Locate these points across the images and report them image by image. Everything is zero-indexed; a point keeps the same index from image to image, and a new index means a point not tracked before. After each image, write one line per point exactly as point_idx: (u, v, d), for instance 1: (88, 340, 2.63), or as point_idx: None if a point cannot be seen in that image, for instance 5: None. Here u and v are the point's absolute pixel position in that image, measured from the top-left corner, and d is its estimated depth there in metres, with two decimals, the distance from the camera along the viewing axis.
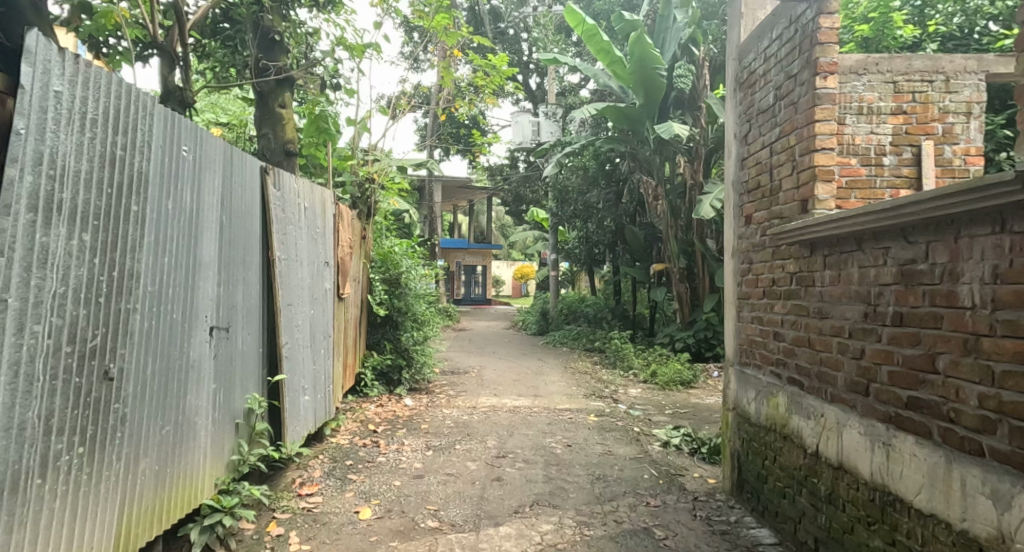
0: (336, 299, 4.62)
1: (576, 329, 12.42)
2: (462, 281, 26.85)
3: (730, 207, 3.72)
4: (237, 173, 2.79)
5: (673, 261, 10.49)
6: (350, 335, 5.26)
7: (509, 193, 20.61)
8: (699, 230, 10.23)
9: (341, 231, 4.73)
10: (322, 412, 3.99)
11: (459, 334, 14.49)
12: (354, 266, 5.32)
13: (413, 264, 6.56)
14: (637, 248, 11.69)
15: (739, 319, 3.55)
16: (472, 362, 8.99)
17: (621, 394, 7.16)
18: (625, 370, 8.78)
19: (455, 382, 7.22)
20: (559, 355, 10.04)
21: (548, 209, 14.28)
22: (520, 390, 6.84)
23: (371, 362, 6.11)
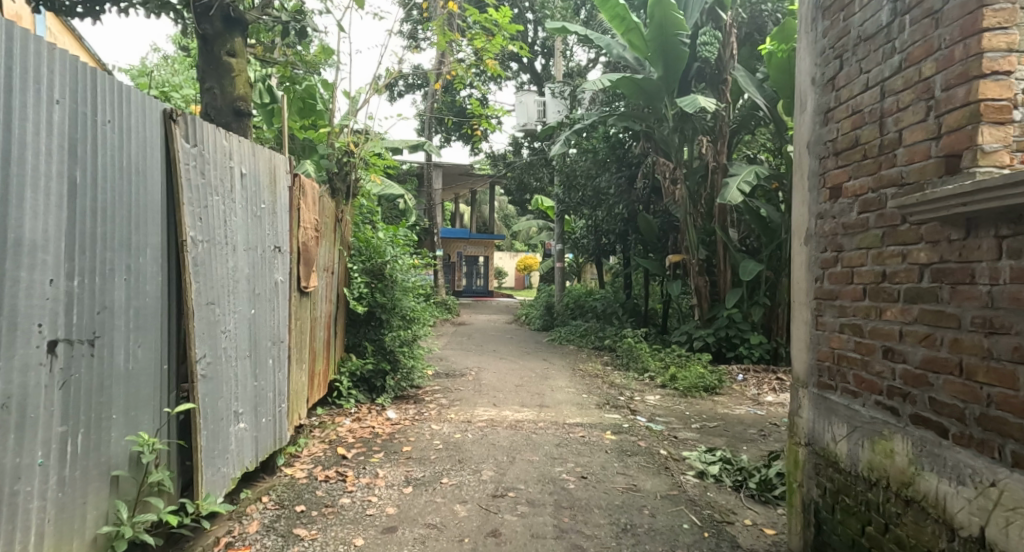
0: (296, 295, 3.75)
1: (583, 325, 11.57)
2: (463, 272, 25.98)
3: (804, 177, 2.82)
4: (99, 111, 1.89)
5: (691, 252, 9.62)
6: (317, 338, 4.40)
7: (513, 181, 19.73)
8: (720, 219, 9.34)
9: (302, 211, 3.85)
10: (269, 440, 3.12)
11: (458, 329, 13.65)
12: (323, 254, 4.45)
13: (400, 251, 5.66)
14: (650, 238, 10.81)
15: (819, 327, 2.67)
16: (471, 363, 8.13)
17: (638, 404, 6.31)
18: (641, 374, 7.94)
19: (450, 387, 6.37)
20: (566, 355, 9.20)
21: (554, 195, 13.37)
22: (522, 397, 5.99)
23: (349, 367, 5.24)
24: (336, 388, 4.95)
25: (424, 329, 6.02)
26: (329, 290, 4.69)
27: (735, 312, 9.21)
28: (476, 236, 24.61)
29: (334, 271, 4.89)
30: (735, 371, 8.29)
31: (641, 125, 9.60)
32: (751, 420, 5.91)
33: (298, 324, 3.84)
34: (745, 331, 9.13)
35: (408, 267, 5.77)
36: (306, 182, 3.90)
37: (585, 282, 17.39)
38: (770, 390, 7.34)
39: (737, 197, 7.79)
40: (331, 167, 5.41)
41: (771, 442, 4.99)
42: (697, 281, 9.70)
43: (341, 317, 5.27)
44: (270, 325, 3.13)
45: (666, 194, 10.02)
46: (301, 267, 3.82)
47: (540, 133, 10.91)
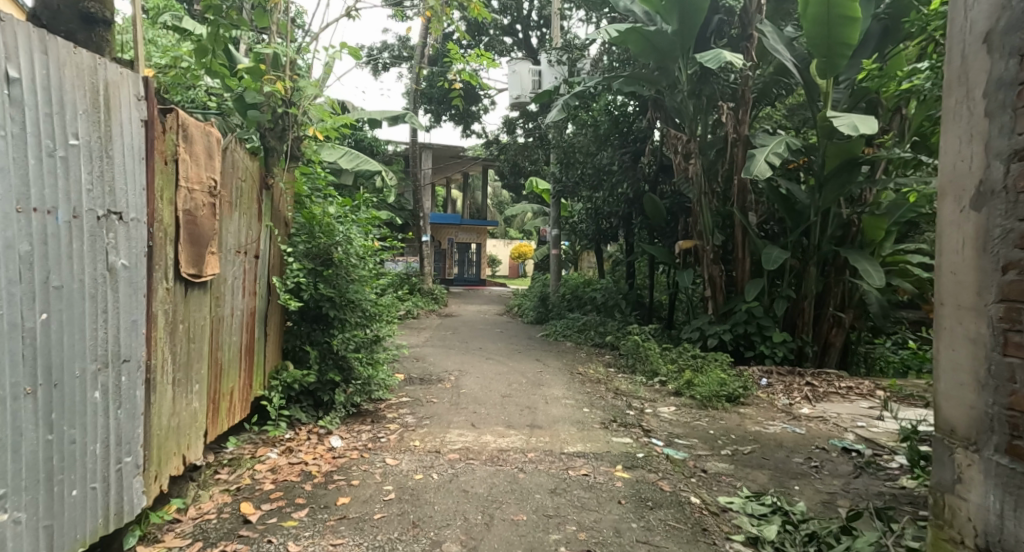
0: (174, 289, 2.60)
1: (581, 318, 10.48)
2: (454, 260, 24.80)
3: (971, 116, 2.22)
4: None
5: (707, 237, 8.53)
6: (221, 346, 3.25)
7: (506, 163, 18.57)
8: (739, 199, 8.24)
9: (189, 165, 2.68)
10: (96, 521, 1.98)
11: (444, 321, 12.53)
12: (232, 232, 3.31)
13: (355, 231, 4.53)
14: (657, 222, 9.69)
15: (1003, 336, 2.07)
16: (451, 364, 7.02)
17: (651, 419, 5.22)
18: (650, 379, 6.88)
19: (422, 399, 5.26)
20: (562, 353, 8.11)
21: (549, 175, 12.23)
22: (510, 411, 4.89)
23: (286, 379, 4.10)
24: (266, 408, 3.82)
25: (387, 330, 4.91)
26: (245, 281, 3.55)
27: (755, 306, 8.14)
28: (468, 222, 23.42)
29: (255, 256, 3.75)
30: (757, 373, 7.24)
31: (650, 92, 8.47)
32: (789, 440, 4.84)
33: (179, 329, 2.70)
34: (766, 327, 8.07)
35: (365, 252, 4.64)
36: (197, 125, 2.76)
37: (581, 271, 16.26)
38: (802, 398, 6.29)
39: (765, 170, 6.68)
40: (261, 120, 4.25)
41: (826, 476, 3.92)
42: (711, 270, 8.62)
43: (272, 315, 4.12)
44: (96, 335, 1.98)
45: (677, 172, 8.91)
46: (188, 248, 2.69)
47: (534, 101, 9.78)
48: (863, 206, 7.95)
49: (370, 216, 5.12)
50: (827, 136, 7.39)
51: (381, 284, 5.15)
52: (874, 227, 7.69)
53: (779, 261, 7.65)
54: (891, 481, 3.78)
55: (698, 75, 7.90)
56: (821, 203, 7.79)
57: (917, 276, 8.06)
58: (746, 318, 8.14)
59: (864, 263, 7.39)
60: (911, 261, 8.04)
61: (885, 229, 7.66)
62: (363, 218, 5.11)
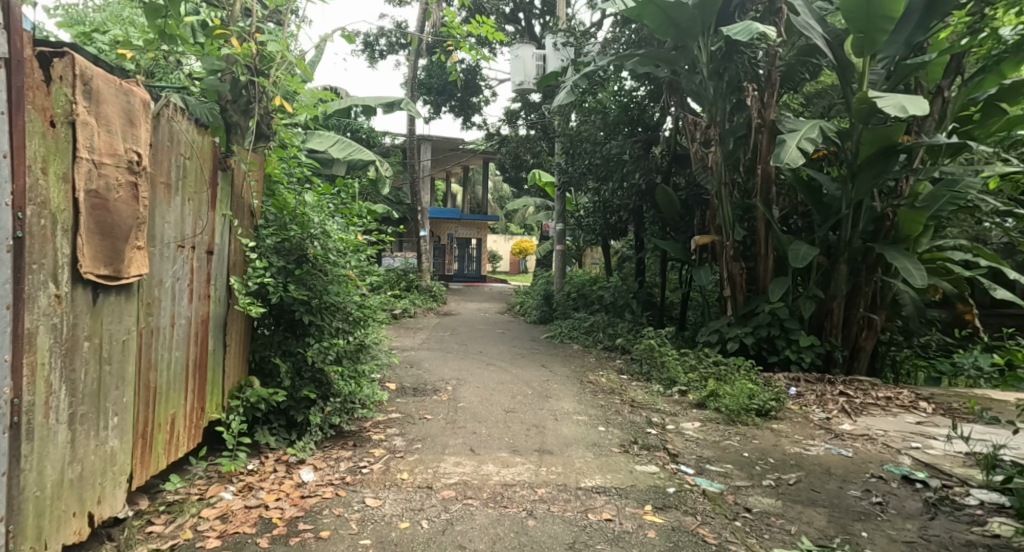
0: (71, 298, 1.97)
1: (589, 319, 9.84)
2: (454, 256, 24.16)
3: None
4: None
5: (727, 231, 7.93)
6: (157, 364, 2.60)
7: (507, 155, 17.93)
8: (763, 191, 7.59)
9: (98, 134, 2.04)
10: None
11: (443, 321, 11.87)
12: (171, 221, 2.65)
13: (333, 225, 3.92)
14: (671, 216, 9.06)
15: None
16: (449, 371, 6.38)
17: (676, 439, 4.59)
18: (669, 390, 6.25)
19: (414, 416, 4.63)
20: (570, 358, 7.48)
21: (554, 166, 11.59)
22: (515, 431, 4.25)
23: (250, 398, 3.45)
24: (222, 435, 3.17)
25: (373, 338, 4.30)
26: (192, 282, 2.89)
27: (781, 307, 7.51)
28: (468, 217, 22.76)
29: (208, 251, 3.09)
30: (784, 382, 6.62)
31: (666, 74, 7.84)
32: (837, 464, 4.21)
33: (82, 349, 2.06)
34: (792, 330, 7.44)
35: (346, 247, 4.03)
36: (109, 80, 2.11)
37: (586, 268, 15.62)
38: (839, 411, 5.66)
39: (797, 157, 6.04)
40: (221, 90, 3.59)
41: (896, 517, 3.27)
42: (731, 267, 7.99)
43: (232, 322, 3.47)
44: None
45: (694, 161, 8.28)
46: (96, 240, 2.04)
47: (540, 85, 9.13)
48: (899, 198, 7.29)
49: (355, 205, 4.50)
50: (862, 121, 6.74)
51: (367, 284, 4.54)
52: (912, 221, 7.04)
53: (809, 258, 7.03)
54: (977, 525, 3.14)
55: (720, 53, 7.28)
56: (853, 195, 7.14)
57: (956, 274, 7.44)
58: (770, 320, 7.51)
59: (902, 260, 6.76)
60: (950, 258, 7.42)
61: (923, 223, 7.02)
62: (347, 208, 4.48)
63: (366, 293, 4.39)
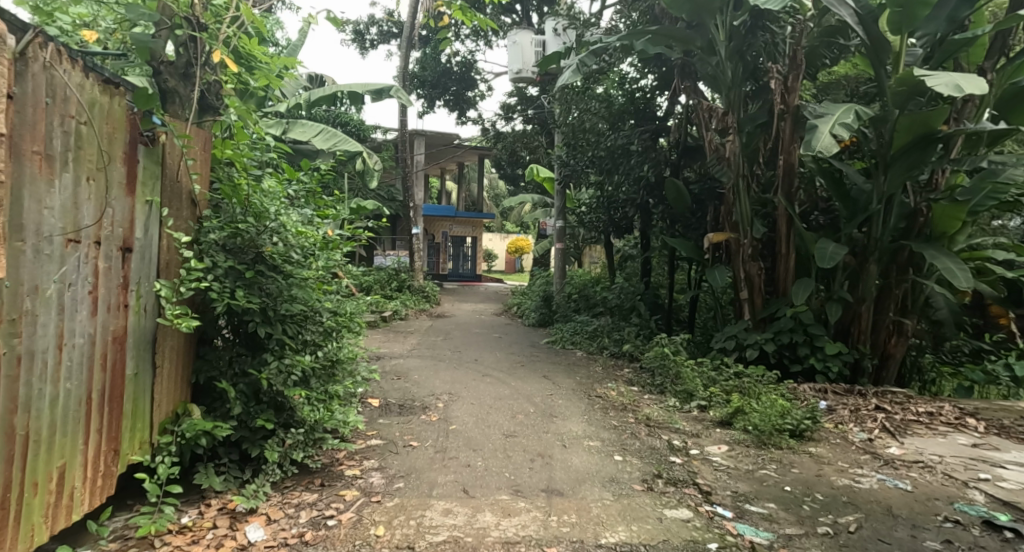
0: None
1: (592, 322, 9.21)
2: (448, 254, 23.50)
3: None
4: None
5: (744, 227, 7.31)
6: (30, 402, 1.96)
7: (504, 149, 17.29)
8: (784, 184, 6.96)
9: None
10: None
11: (436, 324, 11.22)
12: (53, 208, 2.01)
13: (291, 217, 3.25)
14: (680, 211, 8.44)
15: None
16: (440, 384, 5.74)
17: (703, 468, 3.96)
18: (686, 407, 5.63)
19: (398, 443, 3.97)
20: (575, 368, 6.85)
21: (554, 159, 10.96)
22: (517, 464, 3.60)
23: (186, 433, 2.75)
24: (144, 484, 2.48)
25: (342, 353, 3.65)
26: (96, 290, 2.25)
27: (804, 311, 6.89)
28: (462, 214, 22.11)
29: (125, 247, 2.44)
30: (812, 395, 6.00)
31: (678, 55, 7.22)
32: (898, 501, 3.53)
33: None
34: (817, 337, 6.82)
35: (309, 245, 3.36)
36: None
37: (585, 267, 14.99)
38: (880, 430, 5.03)
39: (830, 145, 5.41)
40: (152, 48, 2.94)
41: None
42: (749, 267, 7.37)
43: (166, 339, 2.76)
44: None
45: (707, 151, 7.67)
46: None
47: (542, 66, 8.48)
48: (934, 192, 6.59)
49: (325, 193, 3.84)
50: (898, 104, 6.07)
51: (337, 285, 3.88)
52: (949, 217, 6.35)
53: (838, 257, 6.42)
54: None
55: (739, 32, 6.67)
56: (886, 188, 6.50)
57: (996, 275, 6.81)
58: (793, 325, 6.89)
59: (941, 260, 6.13)
60: (989, 257, 6.80)
61: (963, 219, 6.32)
62: (315, 196, 3.83)
63: (330, 296, 3.74)
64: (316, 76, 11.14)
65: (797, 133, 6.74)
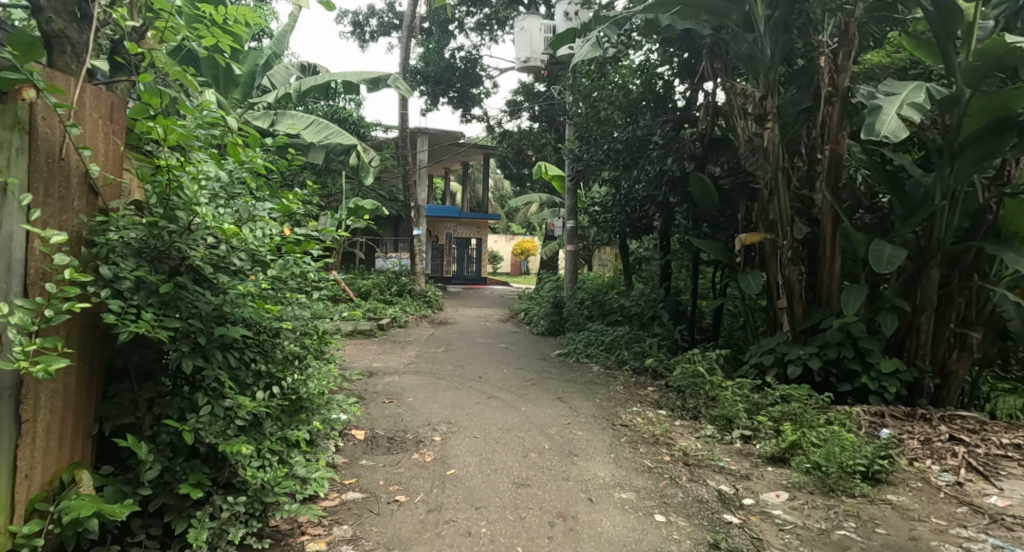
0: None
1: (608, 332, 8.40)
2: (453, 257, 22.76)
3: None
4: None
5: (784, 227, 6.51)
6: None
7: (511, 147, 16.53)
8: (831, 178, 6.15)
9: None
10: None
11: (437, 332, 10.42)
12: None
13: (217, 216, 2.51)
14: (706, 210, 7.63)
15: None
16: (439, 409, 4.95)
17: (766, 529, 3.14)
18: (727, 438, 4.83)
19: (380, 498, 3.17)
20: (593, 387, 6.04)
21: (564, 154, 10.19)
22: (532, 534, 2.81)
23: (62, 517, 1.97)
24: None
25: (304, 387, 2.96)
26: None
27: (855, 322, 6.05)
28: (467, 215, 21.35)
29: None
30: (869, 421, 5.19)
31: (708, 33, 6.44)
32: None
33: None
34: (869, 352, 6.00)
35: (246, 254, 2.62)
36: None
37: (595, 271, 14.21)
38: (963, 468, 4.20)
39: (895, 125, 4.62)
40: None
41: None
42: (788, 272, 6.55)
43: (42, 384, 2.06)
44: None
45: (739, 141, 6.87)
46: None
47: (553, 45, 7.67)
48: (1006, 185, 5.76)
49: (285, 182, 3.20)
50: (969, 83, 5.25)
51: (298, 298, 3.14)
52: None
53: (897, 261, 5.58)
54: None
55: (781, 3, 5.88)
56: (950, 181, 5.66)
57: None
58: (842, 339, 6.05)
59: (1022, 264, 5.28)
60: None
61: None
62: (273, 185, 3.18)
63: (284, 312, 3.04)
64: (310, 66, 10.38)
65: (847, 120, 5.93)
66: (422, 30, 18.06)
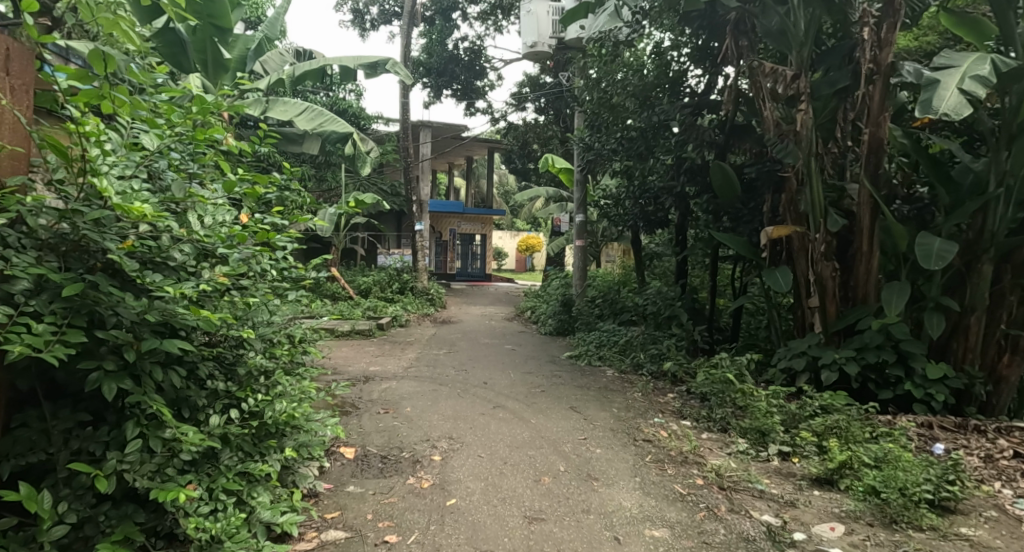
0: None
1: (621, 333, 7.89)
2: (456, 253, 22.23)
3: None
4: None
5: (816, 220, 5.98)
6: None
7: (516, 140, 16.01)
8: (869, 165, 5.62)
9: None
10: None
11: (439, 332, 9.92)
12: None
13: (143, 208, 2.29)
14: (729, 202, 7.11)
15: None
16: (440, 421, 4.46)
17: None
18: (762, 455, 4.29)
19: (369, 539, 2.67)
20: (608, 394, 5.53)
21: (574, 144, 9.67)
22: None
23: None
24: None
25: (263, 410, 2.60)
26: None
27: (897, 323, 5.53)
28: (471, 210, 20.83)
29: None
30: (919, 434, 4.66)
31: (734, 6, 5.93)
32: None
33: None
34: (912, 356, 5.46)
35: (178, 247, 2.42)
36: None
37: (604, 267, 13.68)
38: None
39: (954, 101, 4.10)
40: None
41: None
42: (821, 268, 6.03)
43: None
44: None
45: (766, 126, 6.34)
46: None
47: (566, 20, 7.04)
48: None
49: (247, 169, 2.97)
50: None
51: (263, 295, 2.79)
52: None
53: (949, 256, 5.04)
54: None
55: None
56: (1007, 167, 5.14)
57: None
58: (882, 341, 5.52)
59: None
60: None
61: None
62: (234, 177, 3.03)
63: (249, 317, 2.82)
64: (306, 51, 9.84)
65: (890, 100, 5.41)
66: (425, 19, 17.54)
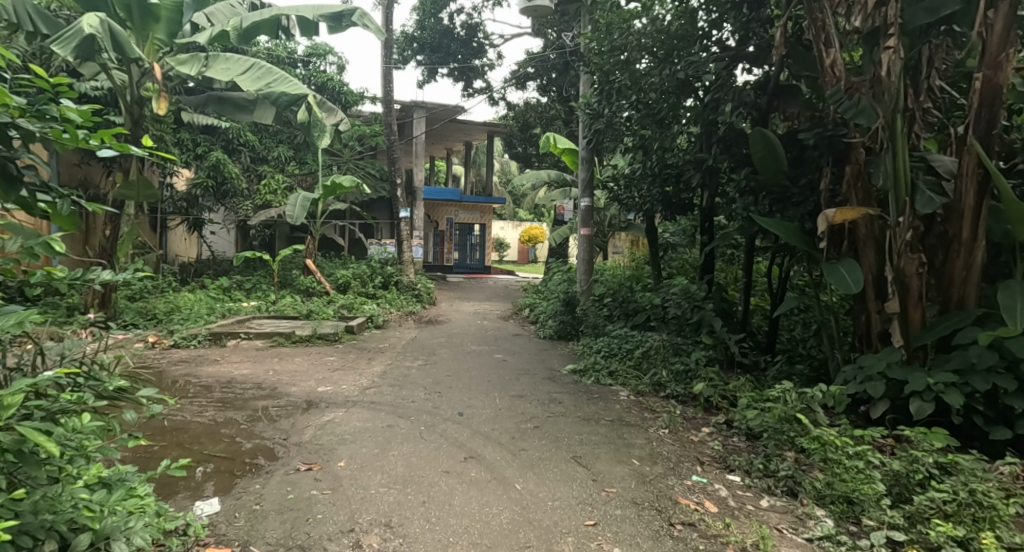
0: None
1: (635, 340, 6.41)
2: (453, 244, 20.70)
3: None
4: None
5: (901, 196, 4.49)
6: None
7: (517, 121, 14.49)
8: (979, 122, 4.16)
9: None
10: None
11: (421, 335, 8.46)
12: None
13: None
14: (773, 178, 5.62)
15: None
16: (379, 488, 3.03)
17: None
18: (863, 544, 2.81)
19: None
20: (625, 435, 4.07)
21: (579, 114, 8.20)
22: None
23: None
24: None
25: None
26: None
27: (1016, 337, 4.06)
28: (469, 199, 19.30)
29: None
30: None
31: None
32: None
33: None
34: None
35: None
36: None
37: (613, 261, 12.16)
38: None
39: None
40: None
41: None
42: (904, 262, 4.55)
43: None
44: None
45: (829, 77, 4.86)
46: None
47: None
48: None
49: None
50: None
51: None
52: None
53: None
54: None
55: None
56: None
57: None
58: (996, 362, 4.05)
59: None
60: None
61: None
62: None
63: None
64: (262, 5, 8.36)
65: (1014, 32, 3.97)
66: None
